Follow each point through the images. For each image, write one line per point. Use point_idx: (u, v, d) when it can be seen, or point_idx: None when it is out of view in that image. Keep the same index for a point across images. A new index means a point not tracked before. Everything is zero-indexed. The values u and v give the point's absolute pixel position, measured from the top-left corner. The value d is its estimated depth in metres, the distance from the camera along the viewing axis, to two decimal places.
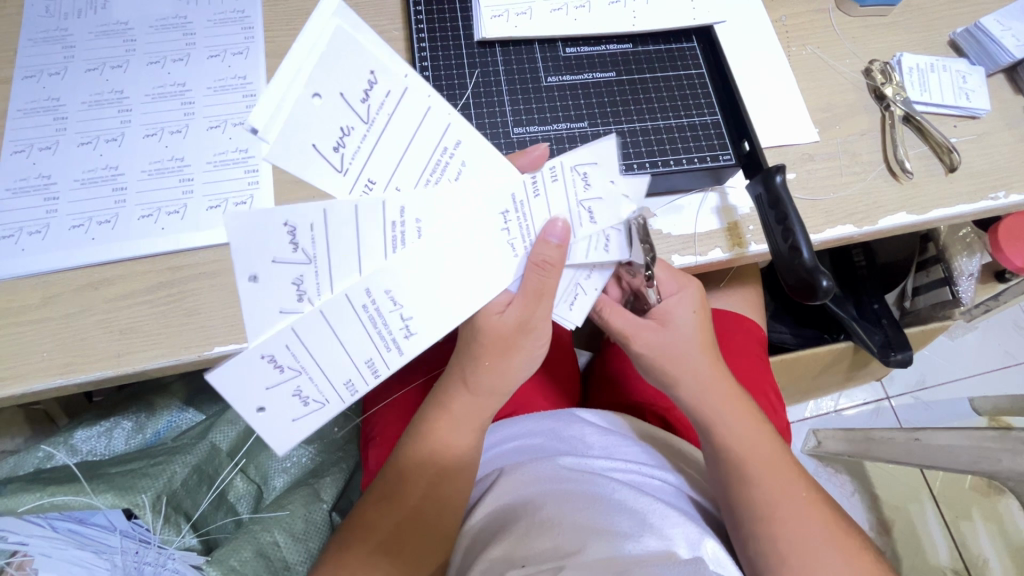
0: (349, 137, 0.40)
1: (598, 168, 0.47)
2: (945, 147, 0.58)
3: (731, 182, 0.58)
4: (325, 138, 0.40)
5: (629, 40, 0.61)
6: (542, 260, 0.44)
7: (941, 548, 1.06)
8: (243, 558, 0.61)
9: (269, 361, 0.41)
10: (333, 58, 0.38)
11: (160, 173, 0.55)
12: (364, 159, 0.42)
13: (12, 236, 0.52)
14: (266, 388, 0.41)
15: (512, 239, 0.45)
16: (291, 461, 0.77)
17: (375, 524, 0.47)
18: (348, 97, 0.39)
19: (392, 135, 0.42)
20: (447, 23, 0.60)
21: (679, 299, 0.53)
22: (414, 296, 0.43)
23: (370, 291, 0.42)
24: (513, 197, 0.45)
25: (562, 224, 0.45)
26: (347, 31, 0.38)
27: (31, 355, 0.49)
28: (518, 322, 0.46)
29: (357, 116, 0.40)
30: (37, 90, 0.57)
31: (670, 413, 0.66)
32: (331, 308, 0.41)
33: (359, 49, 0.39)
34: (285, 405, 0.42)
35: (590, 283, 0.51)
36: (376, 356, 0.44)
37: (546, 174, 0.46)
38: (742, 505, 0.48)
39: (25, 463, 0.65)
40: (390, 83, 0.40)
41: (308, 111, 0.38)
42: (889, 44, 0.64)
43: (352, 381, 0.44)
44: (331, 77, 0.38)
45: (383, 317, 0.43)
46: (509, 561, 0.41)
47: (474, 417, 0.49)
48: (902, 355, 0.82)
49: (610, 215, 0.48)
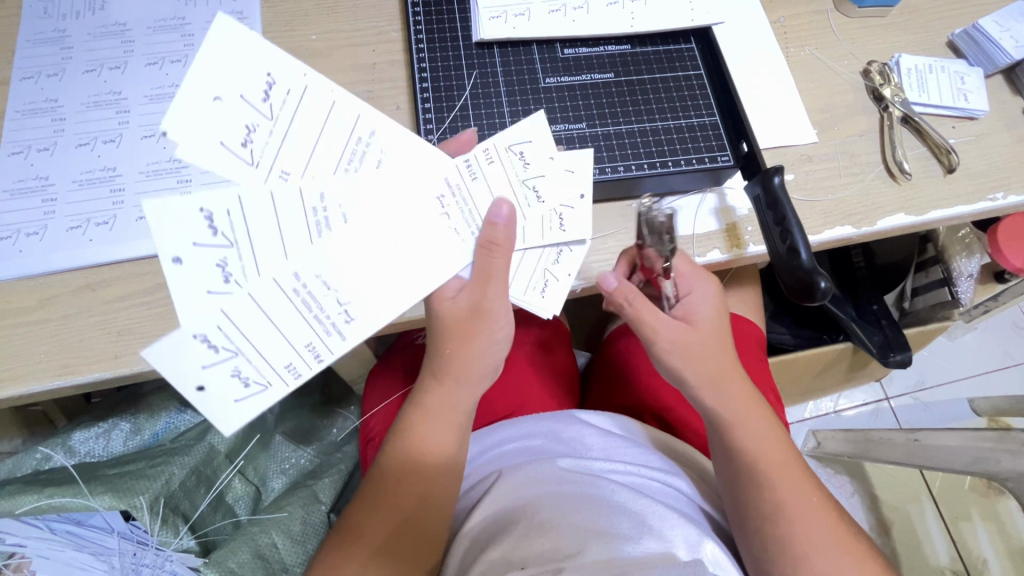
0: (255, 133, 0.41)
1: (533, 146, 0.49)
2: (944, 148, 0.58)
3: (729, 183, 0.58)
4: (232, 135, 0.41)
5: (627, 41, 0.61)
6: (487, 239, 0.46)
7: (941, 550, 1.06)
8: (241, 559, 0.61)
9: (204, 341, 0.39)
10: (218, 58, 0.40)
11: (158, 174, 0.55)
12: (274, 152, 0.42)
13: (10, 237, 0.52)
14: (204, 365, 0.39)
15: (455, 224, 0.47)
16: (288, 462, 0.78)
17: (367, 528, 0.47)
18: (249, 97, 0.41)
19: (301, 127, 0.43)
20: (445, 25, 0.60)
21: (695, 291, 0.53)
22: (346, 281, 0.43)
23: (301, 274, 0.42)
24: (446, 180, 0.47)
25: (506, 206, 0.47)
26: (236, 35, 0.40)
27: (29, 356, 0.49)
28: (471, 304, 0.47)
29: (261, 114, 0.41)
30: (35, 91, 0.57)
31: (669, 413, 0.66)
32: (259, 290, 0.41)
33: (253, 53, 0.41)
34: (224, 385, 0.39)
35: (559, 269, 0.51)
36: (317, 339, 0.42)
37: (479, 158, 0.48)
38: (747, 508, 0.47)
39: (23, 464, 0.65)
40: (287, 81, 0.42)
41: (209, 112, 0.40)
42: (888, 45, 0.64)
43: (294, 364, 0.41)
44: (227, 79, 0.40)
45: (319, 300, 0.42)
46: (507, 562, 0.41)
47: (443, 408, 0.50)
48: (901, 356, 0.82)
49: (558, 192, 0.49)
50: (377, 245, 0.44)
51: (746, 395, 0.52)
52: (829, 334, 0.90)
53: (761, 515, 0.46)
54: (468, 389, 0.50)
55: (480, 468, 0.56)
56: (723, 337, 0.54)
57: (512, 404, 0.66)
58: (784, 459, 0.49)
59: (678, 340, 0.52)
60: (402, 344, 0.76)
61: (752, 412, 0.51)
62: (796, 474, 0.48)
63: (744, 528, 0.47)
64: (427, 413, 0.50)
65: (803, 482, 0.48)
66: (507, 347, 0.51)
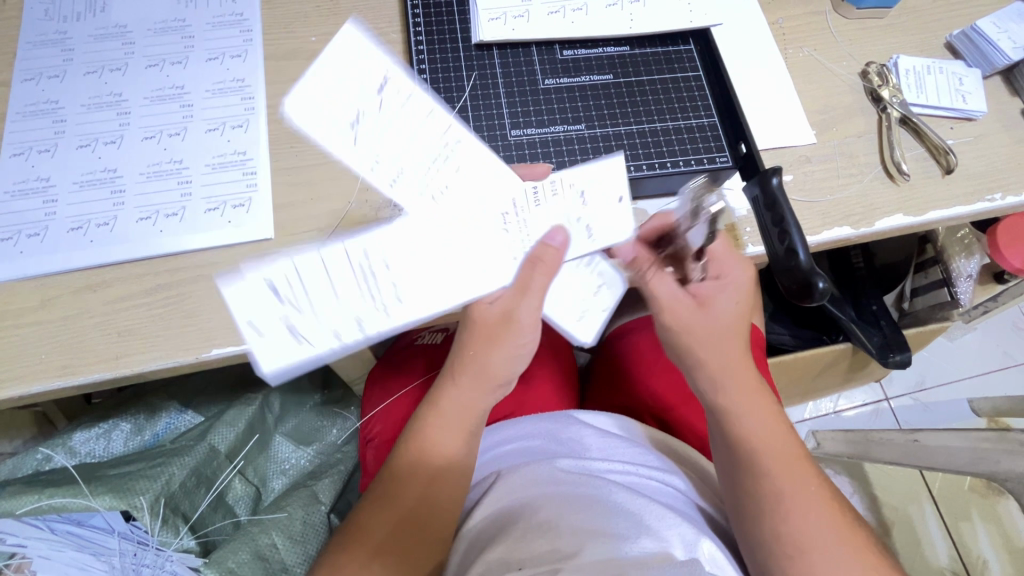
0: (361, 120, 0.46)
1: (594, 187, 0.51)
2: (941, 148, 0.58)
3: (728, 184, 0.58)
4: (343, 117, 0.46)
5: (626, 42, 0.61)
6: (536, 254, 0.48)
7: (941, 551, 1.06)
8: (241, 559, 0.61)
9: (271, 290, 0.43)
10: (342, 57, 0.45)
11: (159, 176, 0.55)
12: (374, 139, 0.46)
13: (11, 238, 0.52)
14: (266, 312, 0.43)
15: (511, 234, 0.50)
16: (288, 463, 0.79)
17: (368, 525, 0.48)
18: (365, 91, 0.46)
19: (396, 124, 0.47)
20: (445, 26, 0.60)
21: (728, 278, 0.52)
22: (405, 270, 0.47)
23: (368, 253, 0.46)
24: (512, 201, 0.50)
25: (562, 232, 0.49)
26: (359, 44, 0.45)
27: (29, 356, 0.49)
28: (503, 311, 0.48)
29: (369, 105, 0.46)
30: (36, 93, 0.57)
31: (667, 414, 0.67)
32: (326, 261, 0.45)
33: (372, 53, 0.45)
34: (279, 333, 0.44)
35: (598, 298, 0.54)
36: (365, 315, 0.45)
37: (546, 187, 0.51)
38: (747, 504, 0.47)
39: (24, 465, 0.65)
40: (397, 84, 0.46)
41: (329, 94, 0.45)
42: (886, 46, 0.64)
43: (340, 332, 0.45)
44: (349, 70, 0.45)
45: (375, 280, 0.46)
46: (506, 563, 0.41)
47: (463, 416, 0.50)
48: (900, 356, 0.82)
49: (610, 233, 0.51)
50: (433, 242, 0.48)
51: (754, 388, 0.50)
52: (829, 335, 0.90)
53: (759, 511, 0.46)
54: (490, 394, 0.51)
55: (480, 468, 0.57)
56: (741, 332, 0.52)
57: (512, 404, 0.67)
58: (789, 453, 0.48)
59: (685, 325, 0.51)
60: (403, 345, 0.77)
61: (759, 406, 0.50)
62: (799, 468, 0.47)
63: (743, 525, 0.47)
64: (442, 418, 0.50)
65: (805, 475, 0.47)
66: (524, 360, 0.52)
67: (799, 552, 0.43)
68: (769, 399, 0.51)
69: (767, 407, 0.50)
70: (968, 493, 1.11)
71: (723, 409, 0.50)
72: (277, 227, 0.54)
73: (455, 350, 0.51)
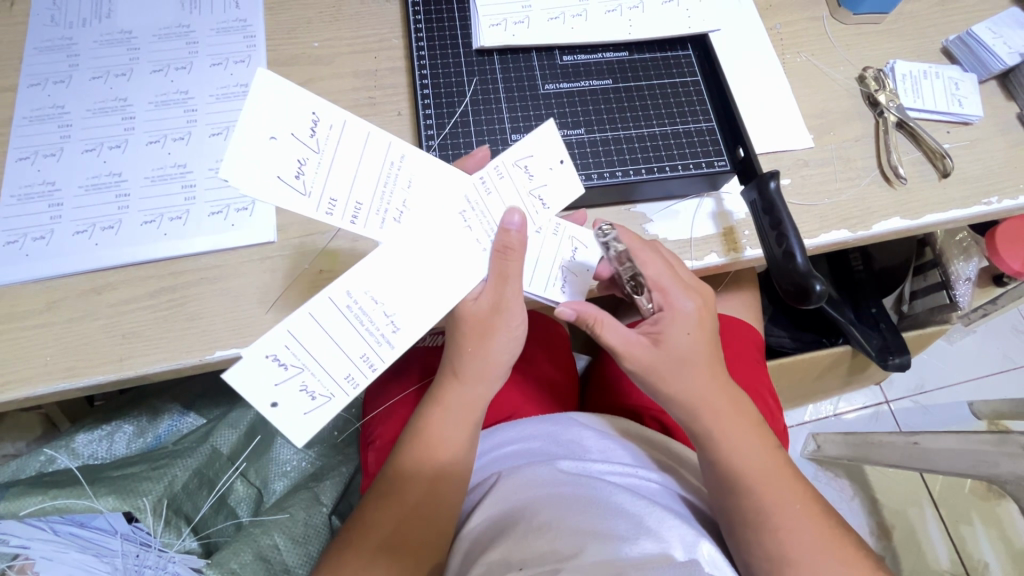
0: (305, 166, 0.44)
1: (535, 159, 0.50)
2: (938, 153, 0.58)
3: (726, 189, 0.59)
4: (285, 168, 0.43)
5: (625, 48, 0.62)
6: (501, 244, 0.47)
7: (942, 555, 1.06)
8: (243, 560, 0.62)
9: (275, 360, 0.44)
10: (267, 105, 0.42)
11: (162, 179, 0.56)
12: (324, 180, 0.44)
13: (17, 242, 0.53)
14: (277, 383, 0.44)
15: (476, 234, 0.49)
16: (290, 465, 0.78)
17: (374, 523, 0.48)
18: (298, 135, 0.43)
19: (341, 160, 0.45)
20: (446, 33, 0.61)
21: (674, 311, 0.50)
22: (393, 283, 0.46)
23: (352, 292, 0.45)
24: (466, 197, 0.48)
25: (519, 214, 0.48)
26: (278, 87, 0.42)
27: (34, 359, 0.50)
28: (492, 303, 0.48)
29: (308, 148, 0.44)
30: (42, 98, 0.58)
31: (665, 416, 0.66)
32: (320, 309, 0.44)
33: (299, 92, 0.43)
34: (295, 399, 0.44)
35: (574, 264, 0.53)
36: (370, 351, 0.46)
37: (490, 173, 0.49)
38: (734, 516, 0.48)
39: (27, 467, 0.66)
40: (331, 117, 0.44)
41: (264, 150, 0.42)
42: (883, 52, 0.65)
43: (352, 375, 0.46)
44: (280, 120, 0.42)
45: (368, 314, 0.46)
46: (507, 564, 0.42)
47: (463, 410, 0.51)
48: (900, 360, 0.82)
49: (561, 197, 0.51)
50: (415, 251, 0.47)
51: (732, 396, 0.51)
52: (829, 336, 0.91)
53: (747, 519, 0.47)
54: (491, 387, 0.52)
55: (479, 469, 0.57)
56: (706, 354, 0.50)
57: (513, 406, 0.66)
58: (771, 462, 0.49)
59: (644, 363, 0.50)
60: None
61: (743, 411, 0.51)
62: (780, 474, 0.49)
63: (732, 531, 0.48)
64: (444, 415, 0.50)
65: (786, 487, 0.49)
66: (519, 346, 0.52)
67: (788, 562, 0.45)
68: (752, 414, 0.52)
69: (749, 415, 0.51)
70: (968, 496, 1.11)
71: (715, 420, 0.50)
72: (279, 230, 0.55)
73: (450, 350, 0.51)
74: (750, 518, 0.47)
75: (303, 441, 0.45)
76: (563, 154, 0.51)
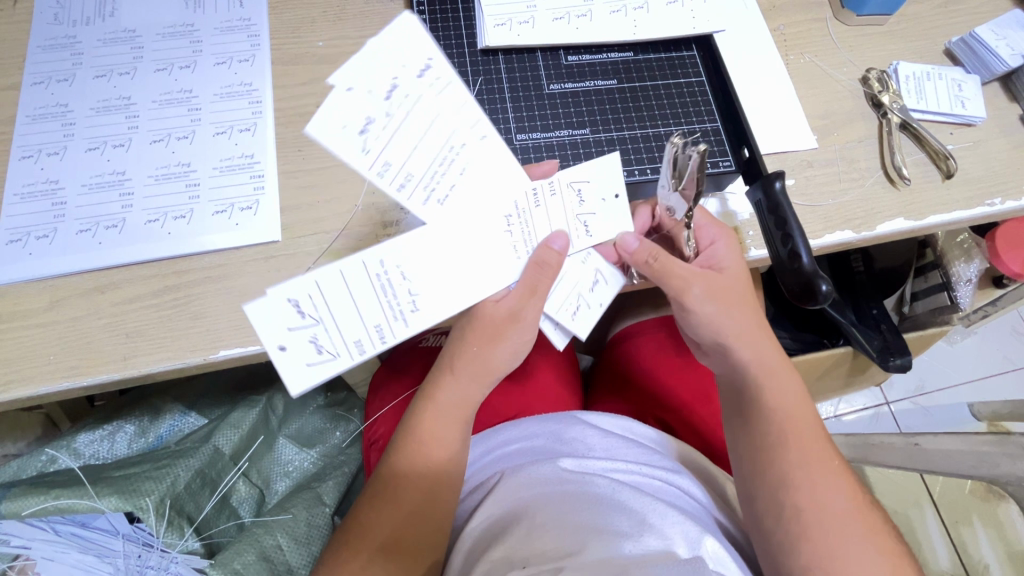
0: (372, 125, 0.43)
1: (591, 186, 0.51)
2: (942, 154, 0.59)
3: (731, 189, 0.58)
4: (353, 121, 0.42)
5: (629, 49, 0.62)
6: (540, 257, 0.48)
7: (942, 555, 1.06)
8: (246, 560, 0.62)
9: (295, 306, 0.44)
10: (362, 61, 0.42)
11: (166, 178, 0.55)
12: (386, 142, 0.43)
13: (21, 240, 0.53)
14: (290, 328, 0.44)
15: (515, 242, 0.49)
16: (293, 465, 0.79)
17: (374, 524, 0.48)
18: (375, 94, 0.43)
19: (409, 126, 0.44)
20: (450, 31, 0.60)
21: (719, 243, 0.52)
22: (422, 278, 0.47)
23: (384, 261, 0.46)
24: (515, 203, 0.49)
25: (564, 235, 0.49)
26: (376, 45, 0.42)
27: (37, 358, 0.49)
28: (509, 311, 0.49)
29: (380, 110, 0.43)
30: (46, 96, 0.58)
31: (669, 416, 0.67)
32: (350, 271, 0.45)
33: (422, 39, 0.43)
34: (302, 349, 0.44)
35: (592, 296, 0.52)
36: (384, 323, 0.46)
37: (544, 187, 0.49)
38: (768, 522, 0.47)
39: (27, 467, 0.65)
40: (442, 71, 0.44)
41: (339, 101, 0.42)
42: (886, 52, 0.65)
43: (362, 342, 0.46)
44: (363, 74, 0.42)
45: (393, 287, 0.46)
46: (510, 562, 0.42)
47: (460, 404, 0.51)
48: (902, 360, 0.82)
49: (607, 227, 0.51)
50: (444, 245, 0.47)
51: (774, 392, 0.50)
52: (829, 338, 0.91)
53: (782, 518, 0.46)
54: (487, 386, 0.52)
55: (482, 470, 0.57)
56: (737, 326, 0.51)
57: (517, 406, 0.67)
58: (810, 439, 0.48)
59: (711, 288, 0.51)
60: (405, 347, 0.77)
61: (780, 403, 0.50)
62: (819, 448, 0.48)
63: (765, 535, 0.47)
64: (439, 410, 0.50)
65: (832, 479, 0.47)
66: (524, 355, 0.52)
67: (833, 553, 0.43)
68: (798, 407, 0.50)
69: (790, 389, 0.51)
70: (967, 498, 1.11)
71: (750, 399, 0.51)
72: (284, 229, 0.55)
73: (453, 344, 0.52)
74: (771, 494, 0.47)
75: (296, 392, 0.44)
76: (620, 190, 0.51)
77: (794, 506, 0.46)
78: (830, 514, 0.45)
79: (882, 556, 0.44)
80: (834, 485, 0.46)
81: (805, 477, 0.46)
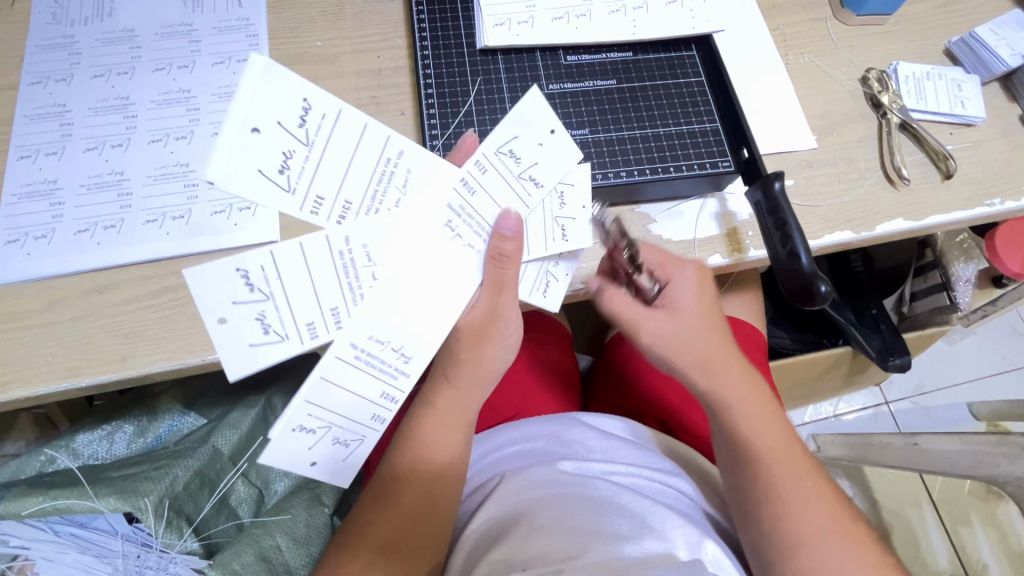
0: (267, 316, 0.44)
1: (520, 140, 0.50)
2: (942, 154, 0.59)
3: (730, 189, 0.59)
4: (252, 333, 0.44)
5: (629, 49, 0.62)
6: (496, 251, 0.48)
7: (941, 555, 1.06)
8: (245, 561, 0.62)
9: (302, 430, 0.46)
10: (205, 280, 0.42)
11: (164, 178, 0.55)
12: (290, 314, 0.45)
13: (18, 241, 0.53)
14: (310, 446, 0.47)
15: (467, 241, 0.49)
16: None
17: (376, 525, 0.47)
18: (240, 297, 0.44)
19: (292, 281, 0.45)
20: (449, 32, 0.60)
21: (673, 282, 0.52)
22: (393, 330, 0.48)
23: (355, 342, 0.47)
24: (450, 206, 0.49)
25: (513, 216, 0.49)
26: (207, 272, 0.42)
27: (36, 359, 0.49)
28: (486, 312, 0.50)
29: (259, 299, 0.44)
30: (44, 96, 0.58)
31: (667, 416, 0.68)
32: (329, 369, 0.46)
33: (275, 93, 0.43)
34: (331, 452, 0.48)
35: (568, 211, 0.52)
36: (387, 387, 0.48)
37: (471, 171, 0.49)
38: (751, 525, 0.47)
39: (26, 467, 0.65)
40: (321, 107, 0.44)
41: (225, 334, 0.43)
42: (887, 52, 0.65)
43: (377, 415, 0.49)
44: (215, 297, 0.43)
45: (378, 356, 0.48)
46: (509, 564, 0.41)
47: (460, 413, 0.52)
48: (901, 360, 0.82)
49: (552, 172, 0.51)
50: (411, 292, 0.48)
51: (756, 397, 0.52)
52: (829, 338, 0.91)
53: (761, 521, 0.46)
54: (483, 389, 0.53)
55: (482, 471, 0.57)
56: (710, 324, 0.52)
57: (515, 407, 0.67)
58: (781, 442, 0.50)
59: (663, 334, 0.52)
60: None
61: (761, 403, 0.51)
62: (798, 459, 0.49)
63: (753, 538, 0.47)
64: (439, 416, 0.51)
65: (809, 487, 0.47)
66: (514, 349, 0.54)
67: (811, 554, 0.44)
68: (779, 419, 0.52)
69: (755, 390, 0.52)
70: (968, 498, 1.11)
71: (715, 399, 0.51)
72: (282, 229, 0.55)
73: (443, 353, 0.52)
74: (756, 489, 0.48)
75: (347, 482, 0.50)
76: (551, 123, 0.51)
77: (769, 498, 0.47)
78: (797, 501, 0.46)
79: (849, 541, 0.44)
80: (801, 475, 0.48)
81: (777, 469, 0.48)
